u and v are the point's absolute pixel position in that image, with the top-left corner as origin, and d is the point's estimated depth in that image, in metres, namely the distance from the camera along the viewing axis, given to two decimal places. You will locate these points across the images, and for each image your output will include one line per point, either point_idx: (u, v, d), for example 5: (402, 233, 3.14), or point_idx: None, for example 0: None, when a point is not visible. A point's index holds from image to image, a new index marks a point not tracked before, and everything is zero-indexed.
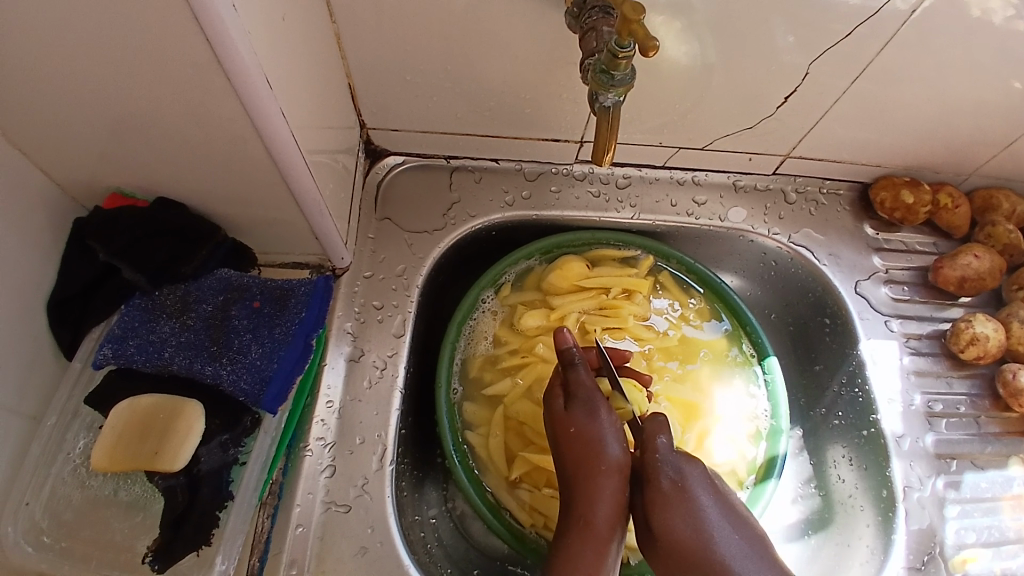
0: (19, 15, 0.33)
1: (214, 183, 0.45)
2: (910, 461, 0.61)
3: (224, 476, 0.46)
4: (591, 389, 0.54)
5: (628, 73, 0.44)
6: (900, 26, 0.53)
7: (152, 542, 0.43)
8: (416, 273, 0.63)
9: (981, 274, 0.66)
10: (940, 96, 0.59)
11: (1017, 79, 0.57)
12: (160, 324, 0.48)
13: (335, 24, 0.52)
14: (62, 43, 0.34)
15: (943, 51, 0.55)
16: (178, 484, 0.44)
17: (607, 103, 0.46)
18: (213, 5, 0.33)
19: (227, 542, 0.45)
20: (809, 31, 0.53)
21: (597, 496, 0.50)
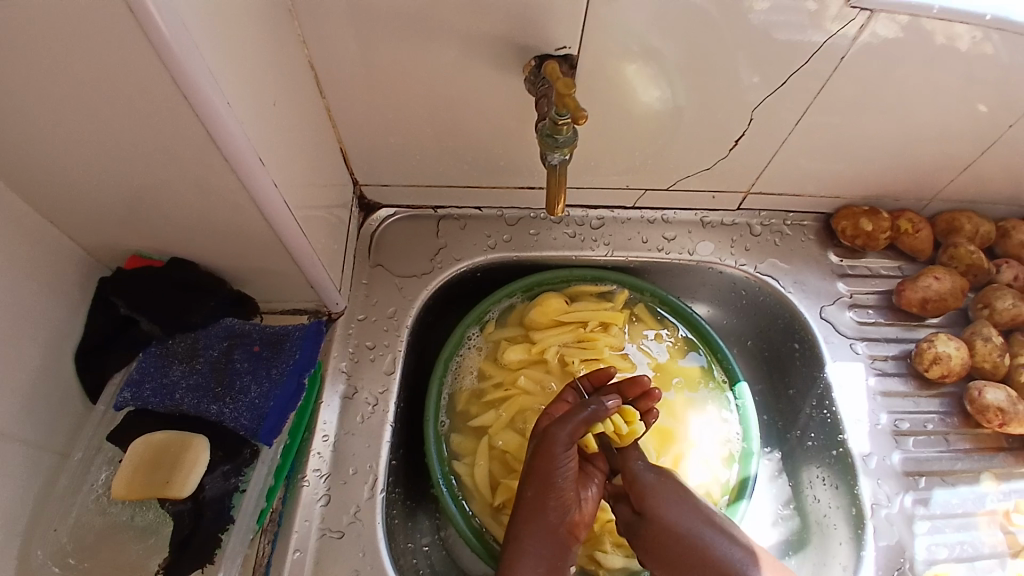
0: (53, 115, 0.40)
1: (218, 243, 0.52)
2: (878, 478, 0.63)
3: (226, 502, 0.51)
4: (568, 429, 0.56)
5: (571, 135, 0.49)
6: (839, 60, 0.58)
7: (163, 560, 0.48)
8: (405, 314, 0.68)
9: (942, 295, 0.69)
10: (899, 123, 0.64)
11: (981, 102, 0.62)
12: (171, 368, 0.54)
13: (326, 99, 0.60)
14: (87, 134, 0.41)
15: (889, 81, 0.59)
16: (185, 508, 0.49)
17: (556, 161, 0.52)
18: (214, 104, 0.40)
19: (228, 559, 0.50)
20: (771, 68, 0.58)
21: (538, 524, 0.55)
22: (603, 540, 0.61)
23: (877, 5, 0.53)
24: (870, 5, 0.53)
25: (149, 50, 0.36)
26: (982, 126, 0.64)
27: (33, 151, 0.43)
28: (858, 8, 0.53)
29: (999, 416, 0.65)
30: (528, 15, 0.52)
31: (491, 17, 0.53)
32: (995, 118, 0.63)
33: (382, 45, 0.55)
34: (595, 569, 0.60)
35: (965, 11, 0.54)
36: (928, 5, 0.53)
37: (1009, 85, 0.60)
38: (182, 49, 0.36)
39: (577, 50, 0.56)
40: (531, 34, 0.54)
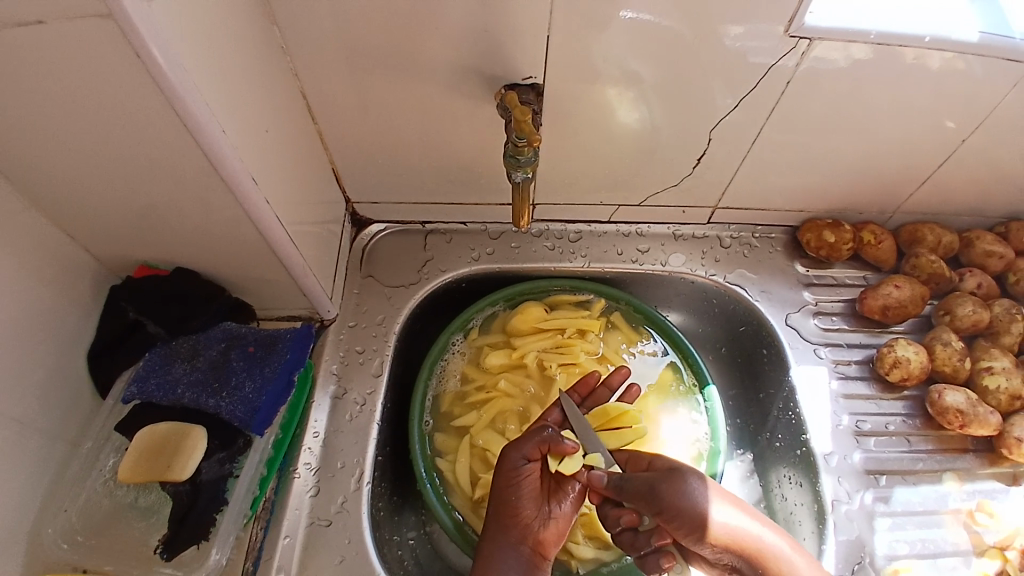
0: (72, 143, 0.46)
1: (217, 255, 0.58)
2: (838, 476, 0.66)
3: (221, 485, 0.56)
4: (522, 448, 0.59)
5: (531, 156, 0.56)
6: (787, 83, 0.62)
7: (163, 536, 0.54)
8: (393, 321, 0.74)
9: (902, 302, 0.73)
10: (867, 136, 0.68)
11: (948, 118, 0.66)
12: (174, 366, 0.59)
13: (318, 126, 0.66)
14: (101, 158, 0.47)
15: (840, 102, 0.64)
16: (183, 489, 0.54)
17: (520, 179, 0.59)
18: (211, 133, 0.46)
19: (221, 537, 0.55)
20: (744, 88, 0.63)
21: (500, 541, 0.57)
22: (575, 532, 0.64)
23: (815, 33, 0.57)
24: (809, 33, 0.57)
25: (153, 89, 0.42)
26: (941, 144, 0.69)
27: (54, 174, 0.49)
28: (797, 36, 0.57)
29: (960, 418, 0.66)
30: (496, 49, 0.58)
31: (462, 51, 0.59)
32: (942, 132, 0.67)
33: (366, 77, 0.61)
34: (567, 560, 0.63)
35: (903, 34, 0.57)
36: (865, 31, 0.57)
37: (949, 103, 0.64)
38: (183, 88, 0.42)
39: (543, 80, 0.62)
40: (500, 65, 0.60)
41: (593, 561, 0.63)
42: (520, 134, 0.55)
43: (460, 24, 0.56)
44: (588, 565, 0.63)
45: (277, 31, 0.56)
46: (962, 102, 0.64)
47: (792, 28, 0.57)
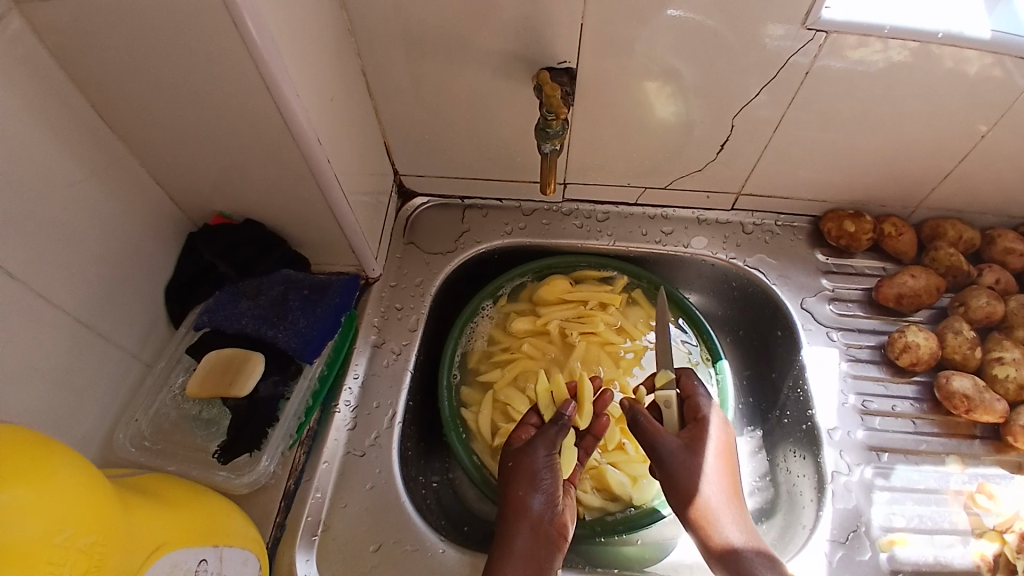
0: (168, 100, 0.54)
1: (282, 209, 0.66)
2: (841, 449, 0.70)
3: (274, 404, 0.64)
4: (548, 439, 0.62)
5: (559, 128, 0.66)
6: (804, 76, 0.66)
7: (221, 442, 0.62)
8: (430, 284, 0.81)
9: (917, 291, 0.75)
10: (890, 135, 0.71)
11: (982, 122, 0.69)
12: (240, 303, 0.67)
13: (374, 101, 0.73)
14: (190, 113, 0.55)
15: (862, 98, 0.67)
16: (242, 404, 0.63)
17: (548, 150, 0.68)
18: (287, 98, 0.53)
19: (271, 446, 0.63)
20: (777, 87, 0.67)
21: (528, 522, 0.58)
22: (584, 482, 0.70)
23: (830, 27, 0.60)
24: (824, 27, 0.61)
25: (243, 54, 0.49)
26: (962, 142, 0.71)
27: (150, 127, 0.57)
28: (813, 30, 0.61)
29: (965, 402, 0.70)
30: (539, 35, 0.64)
31: (505, 36, 0.65)
32: (962, 126, 0.69)
33: (418, 58, 0.68)
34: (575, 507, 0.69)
35: (916, 30, 0.60)
36: (879, 25, 0.60)
37: (974, 101, 0.66)
38: (269, 57, 0.50)
39: (576, 65, 0.67)
40: (538, 51, 0.66)
41: (599, 509, 0.69)
42: (549, 108, 0.64)
43: (506, 11, 0.62)
44: (595, 512, 0.69)
45: (344, 14, 0.63)
46: (982, 97, 0.66)
47: (808, 22, 0.60)
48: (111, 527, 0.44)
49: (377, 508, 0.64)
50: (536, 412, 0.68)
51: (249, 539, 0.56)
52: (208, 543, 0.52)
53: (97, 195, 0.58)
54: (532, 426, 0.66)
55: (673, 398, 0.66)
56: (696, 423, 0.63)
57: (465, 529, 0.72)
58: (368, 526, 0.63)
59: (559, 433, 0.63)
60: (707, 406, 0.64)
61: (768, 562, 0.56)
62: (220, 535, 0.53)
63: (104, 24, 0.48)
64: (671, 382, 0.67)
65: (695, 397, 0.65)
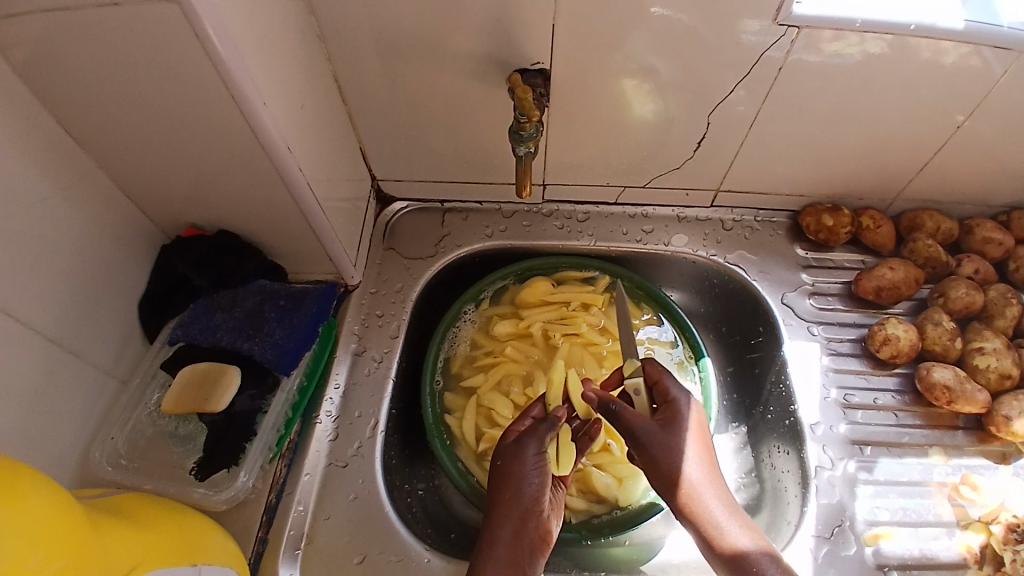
0: (133, 112, 0.53)
1: (255, 219, 0.65)
2: (823, 444, 0.70)
3: (250, 417, 0.63)
4: (539, 438, 0.61)
5: (533, 131, 0.66)
6: (778, 71, 0.66)
7: (197, 458, 0.61)
8: (411, 289, 0.80)
9: (895, 284, 0.76)
10: (866, 128, 0.72)
11: (957, 112, 0.69)
12: (215, 315, 0.67)
13: (348, 107, 0.72)
14: (156, 125, 0.54)
15: (837, 91, 0.67)
16: (218, 418, 0.62)
17: (523, 152, 0.68)
18: (254, 107, 0.52)
19: (250, 461, 0.62)
20: (752, 83, 0.67)
21: (511, 525, 0.57)
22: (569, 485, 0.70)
23: (802, 22, 0.60)
24: (796, 22, 0.61)
25: (207, 64, 0.48)
26: (937, 133, 0.71)
27: (115, 139, 0.56)
28: (786, 25, 0.61)
29: (946, 393, 0.70)
30: (512, 37, 0.64)
31: (477, 38, 0.64)
32: (938, 117, 0.70)
33: (391, 62, 0.67)
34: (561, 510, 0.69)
35: (889, 24, 0.60)
36: (851, 19, 0.60)
37: (949, 91, 0.67)
38: (234, 66, 0.49)
39: (550, 65, 0.66)
40: (512, 52, 0.65)
41: (585, 511, 0.69)
42: (522, 111, 0.63)
43: (478, 13, 0.62)
44: (581, 514, 0.69)
45: (313, 20, 0.63)
46: (957, 88, 0.66)
47: (780, 17, 0.60)
48: (81, 551, 0.43)
49: (361, 518, 0.64)
50: (539, 404, 0.67)
51: (231, 556, 0.56)
52: (185, 563, 0.50)
53: (65, 210, 0.57)
54: (531, 418, 0.66)
55: (642, 385, 0.64)
56: (667, 406, 0.61)
57: (452, 535, 0.72)
58: (352, 537, 0.63)
59: (549, 430, 0.61)
60: (677, 389, 0.62)
61: (771, 558, 0.55)
62: (199, 553, 0.52)
63: (63, 36, 0.47)
64: (638, 371, 0.66)
65: (663, 381, 0.63)
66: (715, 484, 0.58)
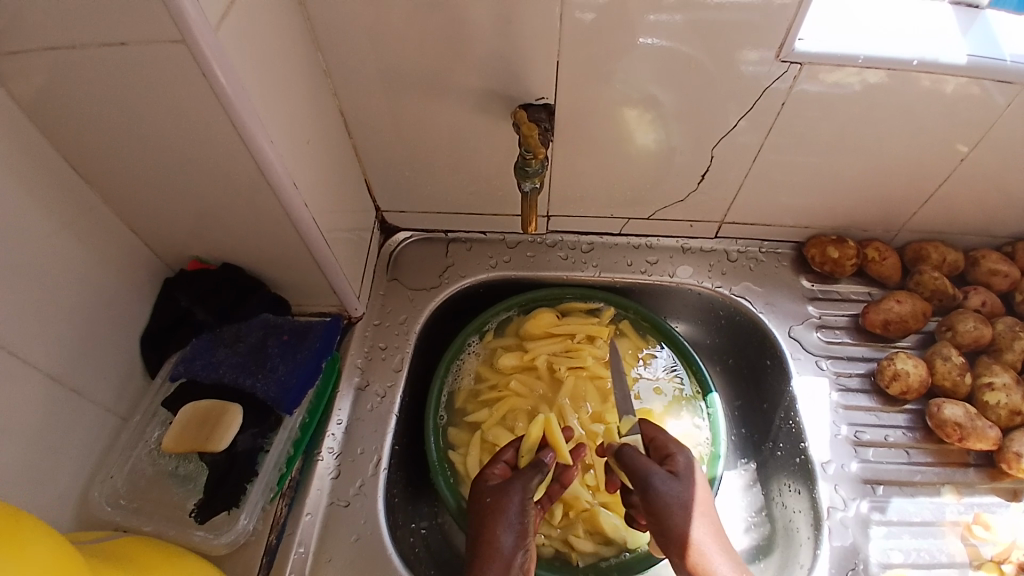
0: (141, 150, 0.53)
1: (259, 253, 0.64)
2: (835, 483, 0.69)
3: (253, 458, 0.62)
4: (526, 483, 0.62)
5: (539, 167, 0.65)
6: (782, 104, 0.66)
7: (197, 500, 0.60)
8: (415, 321, 0.79)
9: (903, 317, 0.75)
10: (869, 161, 0.72)
11: (958, 142, 0.69)
12: (218, 350, 0.66)
13: (353, 140, 0.72)
14: (164, 162, 0.54)
15: (841, 124, 0.68)
16: (219, 459, 0.60)
17: (529, 189, 0.67)
18: (260, 145, 0.52)
19: (251, 504, 0.61)
20: (756, 117, 0.68)
21: (498, 563, 0.56)
22: (576, 527, 0.69)
23: (804, 58, 0.61)
24: (799, 58, 0.61)
25: (214, 104, 0.48)
26: (939, 165, 0.72)
27: (121, 176, 0.56)
28: (788, 61, 0.62)
29: (957, 430, 0.70)
30: (517, 73, 0.64)
31: (483, 74, 0.64)
32: (940, 149, 0.70)
33: (397, 96, 0.67)
34: (568, 553, 0.68)
35: (891, 58, 0.61)
36: (854, 55, 0.61)
37: (952, 123, 0.67)
38: (241, 105, 0.49)
39: (554, 100, 0.67)
40: (516, 87, 0.66)
41: (592, 555, 0.68)
42: (528, 147, 0.64)
43: (484, 49, 0.62)
44: (587, 558, 0.68)
45: (320, 56, 0.63)
46: (960, 117, 0.67)
47: (783, 53, 0.61)
48: None
49: (364, 562, 0.62)
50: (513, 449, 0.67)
51: None
52: None
53: (69, 246, 0.56)
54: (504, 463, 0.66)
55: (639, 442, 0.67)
56: (667, 457, 0.64)
57: None
58: None
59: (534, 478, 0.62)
60: (674, 442, 0.65)
61: None
62: None
63: (74, 77, 0.47)
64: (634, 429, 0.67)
65: (659, 437, 0.66)
66: (714, 529, 0.61)
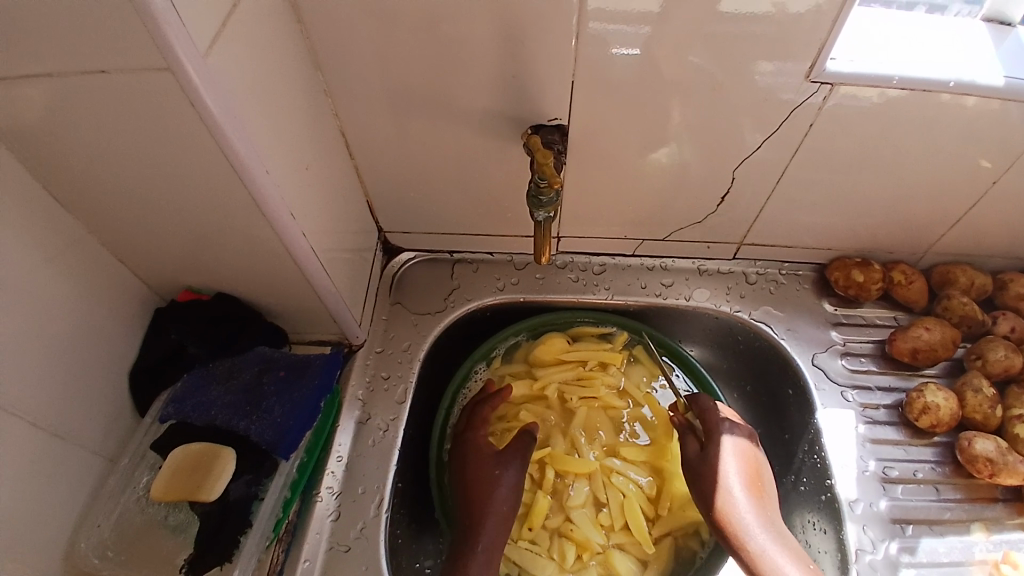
0: (128, 181, 0.49)
1: (255, 283, 0.60)
2: (863, 524, 0.66)
3: (247, 506, 0.58)
4: (517, 471, 0.67)
5: (552, 197, 0.61)
6: (809, 126, 0.63)
7: (187, 556, 0.56)
8: (418, 348, 0.75)
9: (932, 345, 0.72)
10: (898, 182, 0.68)
11: (983, 157, 0.65)
12: (211, 388, 0.62)
13: (354, 160, 0.69)
14: (153, 193, 0.50)
15: (869, 145, 0.64)
16: (212, 509, 0.56)
17: (542, 218, 0.64)
18: (255, 175, 0.49)
19: (245, 557, 0.57)
20: (779, 140, 0.64)
21: (486, 546, 0.63)
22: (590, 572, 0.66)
23: (835, 79, 0.58)
24: (830, 79, 0.58)
25: (205, 134, 0.44)
26: (971, 187, 0.68)
27: (108, 207, 0.52)
28: (818, 82, 0.58)
29: (989, 466, 0.66)
30: (529, 93, 0.60)
31: (493, 94, 0.61)
32: (973, 170, 0.67)
33: (401, 116, 0.63)
34: None
35: (926, 79, 0.58)
36: (888, 76, 0.57)
37: (987, 144, 0.63)
38: (233, 135, 0.45)
39: (568, 120, 0.63)
40: (528, 107, 0.62)
41: None
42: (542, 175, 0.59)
43: (494, 68, 0.58)
44: None
45: (320, 75, 0.59)
46: (996, 138, 0.63)
47: (812, 74, 0.58)
48: None
49: None
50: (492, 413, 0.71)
51: None
52: None
53: (53, 282, 0.53)
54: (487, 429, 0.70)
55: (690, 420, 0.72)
56: (709, 434, 0.68)
57: None
58: None
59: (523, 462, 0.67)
60: (718, 420, 0.69)
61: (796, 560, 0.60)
62: None
63: (54, 106, 0.43)
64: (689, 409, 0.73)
65: (706, 414, 0.70)
66: (760, 499, 0.65)
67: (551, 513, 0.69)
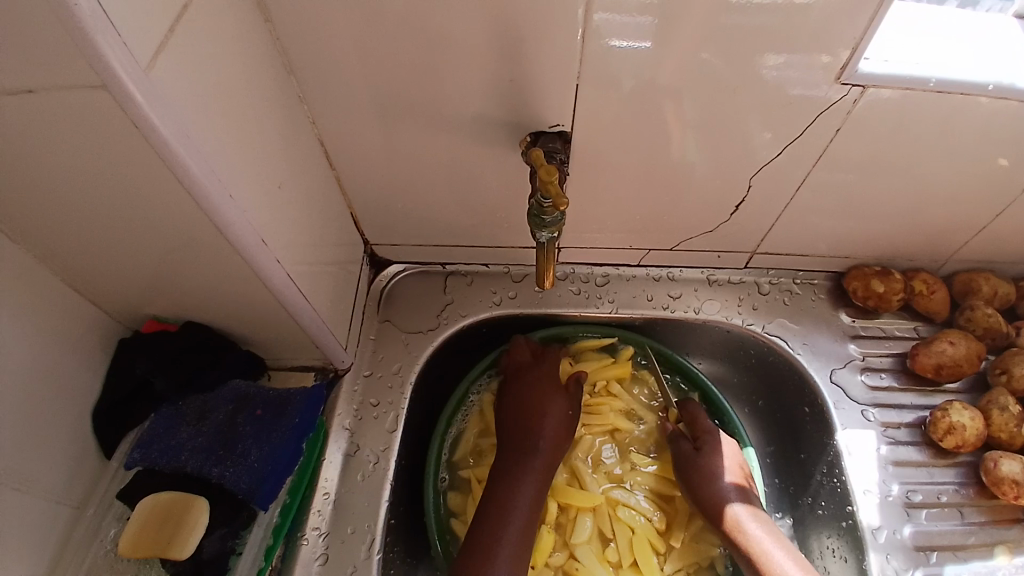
0: (76, 208, 0.43)
1: (227, 311, 0.55)
2: (886, 553, 0.62)
3: (222, 564, 0.54)
4: (551, 437, 0.66)
5: (557, 217, 0.55)
6: (835, 133, 0.57)
7: None
8: (410, 370, 0.70)
9: (957, 361, 0.67)
10: (925, 189, 0.63)
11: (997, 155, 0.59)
12: (180, 430, 0.57)
13: (335, 170, 0.63)
14: (105, 221, 0.44)
15: (898, 151, 0.59)
16: (184, 569, 0.52)
17: (545, 239, 0.58)
18: (216, 201, 0.43)
19: None
20: (800, 147, 0.59)
21: (516, 519, 0.61)
22: None
23: (869, 80, 0.52)
24: (862, 81, 0.52)
25: (154, 157, 0.39)
26: (1002, 193, 0.63)
27: (56, 236, 0.46)
28: (850, 84, 0.53)
29: (1015, 489, 0.62)
30: (526, 99, 0.55)
31: (487, 101, 0.55)
32: (1007, 176, 0.62)
33: (385, 124, 0.58)
34: None
35: (966, 82, 0.52)
36: (925, 78, 0.52)
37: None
38: (188, 157, 0.39)
39: (571, 126, 0.57)
40: (526, 114, 0.56)
41: None
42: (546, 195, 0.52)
43: (488, 72, 0.52)
44: None
45: (293, 80, 0.53)
46: None
47: (843, 75, 0.52)
48: None
49: None
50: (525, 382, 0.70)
51: None
52: None
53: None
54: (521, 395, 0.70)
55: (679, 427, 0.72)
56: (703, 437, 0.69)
57: None
58: None
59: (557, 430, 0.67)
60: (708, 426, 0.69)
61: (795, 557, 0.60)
62: None
63: None
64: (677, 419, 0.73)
65: (697, 420, 0.70)
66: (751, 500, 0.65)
67: (556, 549, 0.65)
